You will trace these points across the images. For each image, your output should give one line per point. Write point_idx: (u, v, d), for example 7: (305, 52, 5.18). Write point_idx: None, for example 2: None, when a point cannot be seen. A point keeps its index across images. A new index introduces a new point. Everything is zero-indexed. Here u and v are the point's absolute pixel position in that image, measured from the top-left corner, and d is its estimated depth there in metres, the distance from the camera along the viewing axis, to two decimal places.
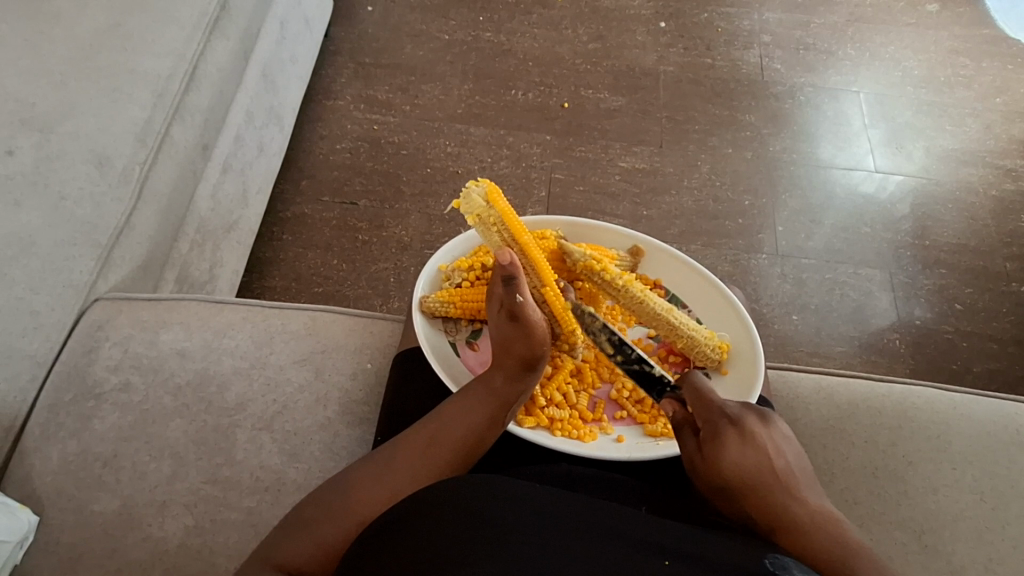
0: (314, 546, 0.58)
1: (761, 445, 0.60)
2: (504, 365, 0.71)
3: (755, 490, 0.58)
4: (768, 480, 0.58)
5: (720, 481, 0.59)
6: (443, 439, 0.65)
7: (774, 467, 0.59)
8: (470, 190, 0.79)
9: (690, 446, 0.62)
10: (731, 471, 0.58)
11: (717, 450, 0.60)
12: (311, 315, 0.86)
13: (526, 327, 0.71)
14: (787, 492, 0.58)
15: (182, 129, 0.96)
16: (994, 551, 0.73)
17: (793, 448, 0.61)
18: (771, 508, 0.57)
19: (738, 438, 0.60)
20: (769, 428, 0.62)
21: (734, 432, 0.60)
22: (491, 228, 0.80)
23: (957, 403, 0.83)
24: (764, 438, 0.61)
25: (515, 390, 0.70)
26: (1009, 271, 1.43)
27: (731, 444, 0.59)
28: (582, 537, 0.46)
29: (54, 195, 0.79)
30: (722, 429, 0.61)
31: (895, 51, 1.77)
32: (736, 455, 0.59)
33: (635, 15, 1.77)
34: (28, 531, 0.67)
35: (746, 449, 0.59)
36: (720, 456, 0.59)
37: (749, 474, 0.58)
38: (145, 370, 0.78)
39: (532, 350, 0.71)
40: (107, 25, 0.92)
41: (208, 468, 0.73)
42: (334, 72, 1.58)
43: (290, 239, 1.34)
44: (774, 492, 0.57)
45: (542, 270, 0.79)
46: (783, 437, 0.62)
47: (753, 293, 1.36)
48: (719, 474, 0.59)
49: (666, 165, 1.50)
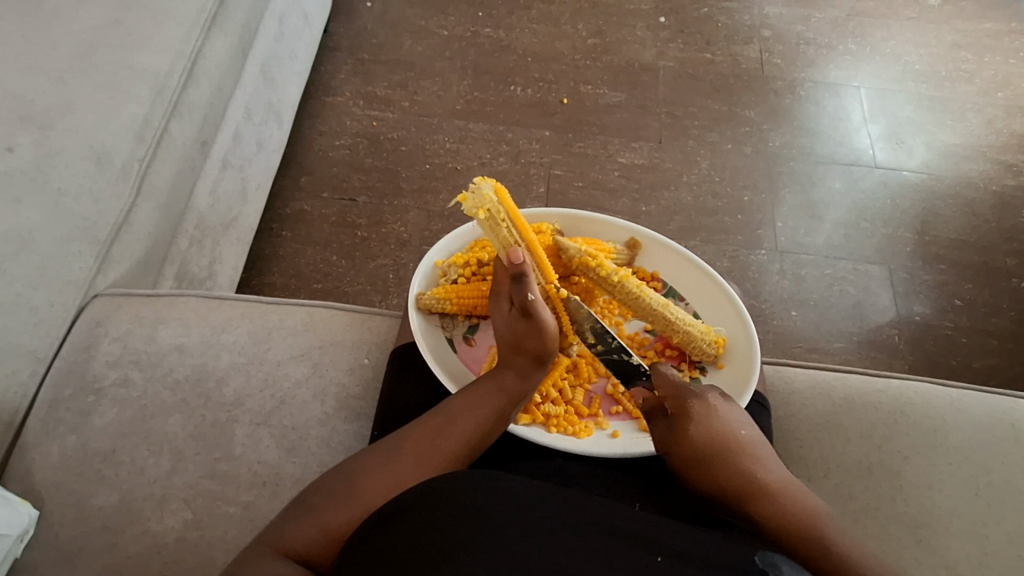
0: (319, 532, 0.59)
1: (725, 418, 0.66)
2: (516, 363, 0.71)
3: (724, 454, 0.64)
4: (731, 450, 0.64)
5: (691, 452, 0.64)
6: (453, 430, 0.65)
7: (737, 435, 0.65)
8: (480, 186, 0.75)
9: (662, 426, 0.68)
10: (701, 440, 0.65)
11: (685, 422, 0.66)
12: (309, 311, 0.87)
13: (538, 325, 0.71)
14: (751, 456, 0.64)
15: (181, 125, 0.96)
16: (987, 544, 0.74)
17: (749, 423, 0.68)
18: (741, 470, 0.62)
19: (705, 408, 0.67)
20: (730, 404, 0.69)
21: (703, 404, 0.67)
22: (500, 225, 0.76)
23: (953, 398, 0.83)
24: (725, 410, 0.68)
25: (524, 386, 0.70)
26: (1010, 266, 1.43)
27: (698, 420, 0.66)
28: (578, 532, 0.46)
29: (54, 191, 0.79)
30: (690, 402, 0.67)
31: (895, 45, 1.76)
32: (706, 425, 0.65)
33: (634, 10, 1.76)
34: (28, 525, 0.67)
35: (713, 418, 0.66)
36: (693, 427, 0.65)
37: (718, 438, 0.65)
38: (144, 365, 0.79)
39: (543, 347, 0.71)
40: (106, 22, 0.93)
41: (206, 463, 0.73)
42: (333, 68, 1.58)
43: (290, 236, 1.34)
44: (743, 457, 0.64)
45: (545, 266, 0.79)
46: (743, 417, 0.68)
47: (752, 290, 1.36)
48: (691, 445, 0.65)
49: (666, 160, 1.50)
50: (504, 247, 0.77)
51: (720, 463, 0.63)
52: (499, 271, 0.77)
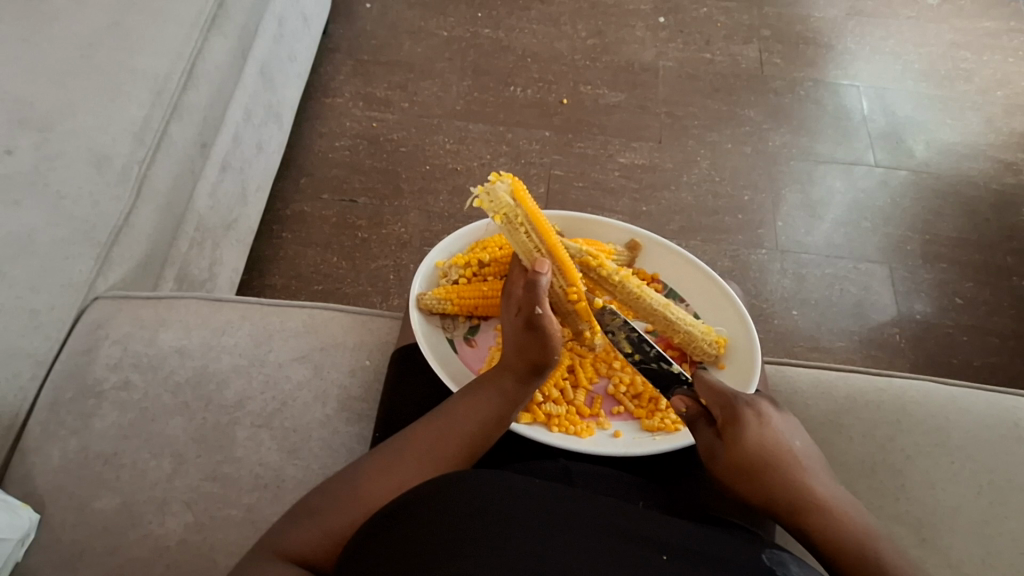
0: (320, 534, 0.59)
1: (776, 430, 0.63)
2: (514, 368, 0.68)
3: (776, 467, 0.61)
4: (786, 464, 0.61)
5: (744, 466, 0.61)
6: (453, 433, 0.65)
7: (789, 446, 0.63)
8: (495, 187, 0.76)
9: (709, 435, 0.64)
10: (757, 452, 0.61)
11: (738, 435, 0.62)
12: (310, 312, 0.86)
13: (541, 335, 0.68)
14: (802, 470, 0.62)
15: (180, 128, 0.96)
16: (990, 544, 0.74)
17: (798, 429, 0.65)
18: (790, 484, 0.61)
19: (757, 419, 0.63)
20: (779, 412, 0.65)
21: (755, 417, 0.63)
22: (518, 228, 0.76)
23: (955, 397, 0.83)
24: (775, 419, 0.64)
25: (523, 392, 0.69)
26: (1010, 265, 1.43)
27: (752, 431, 0.62)
28: (585, 531, 0.46)
29: (53, 194, 0.79)
30: (742, 412, 0.63)
31: (895, 45, 1.76)
32: (759, 438, 0.61)
33: (633, 10, 1.76)
34: (29, 529, 0.67)
35: (765, 429, 0.62)
36: (747, 439, 0.61)
37: (770, 450, 0.61)
38: (145, 368, 0.79)
39: (545, 355, 0.68)
40: (105, 25, 0.92)
41: (208, 466, 0.73)
42: (332, 69, 1.58)
43: (290, 237, 1.34)
44: (793, 470, 0.61)
45: (568, 270, 0.77)
46: (791, 425, 0.65)
47: (753, 289, 1.36)
48: (742, 458, 0.61)
49: (666, 160, 1.50)
50: (524, 252, 0.77)
51: (773, 476, 0.61)
52: (517, 275, 0.76)
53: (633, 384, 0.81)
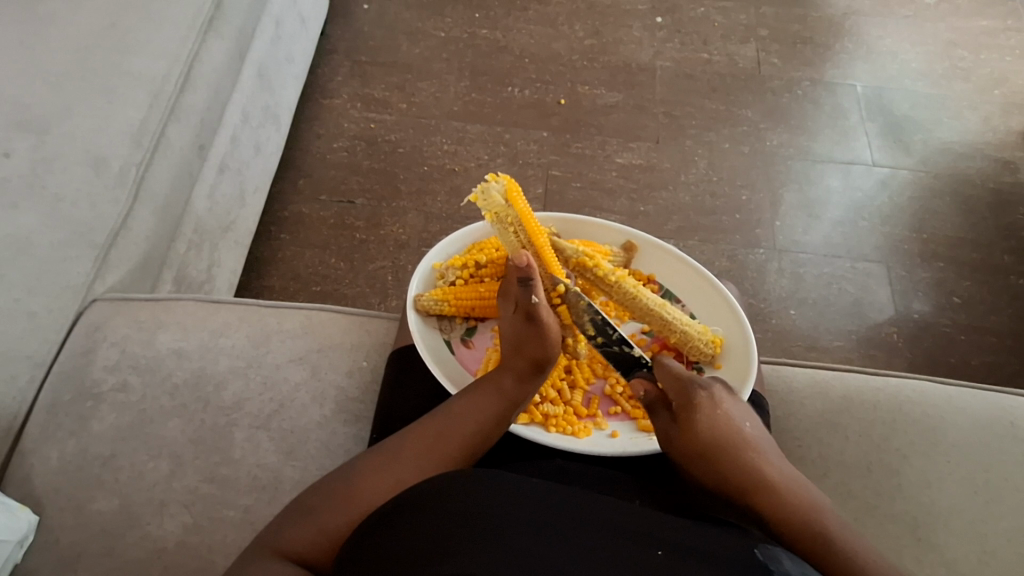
0: (318, 533, 0.59)
1: (729, 413, 0.66)
2: (515, 366, 0.70)
3: (728, 446, 0.63)
4: (738, 443, 0.64)
5: (696, 445, 0.64)
6: (451, 432, 0.65)
7: (741, 426, 0.65)
8: (489, 188, 0.76)
9: (665, 420, 0.67)
10: (707, 431, 0.64)
11: (691, 415, 0.65)
12: (308, 314, 0.87)
13: (540, 328, 0.71)
14: (756, 453, 0.64)
15: (178, 129, 0.96)
16: (986, 543, 0.74)
17: (753, 417, 0.68)
18: (743, 465, 0.62)
19: (710, 402, 0.66)
20: (734, 400, 0.68)
21: (707, 396, 0.66)
22: (508, 228, 0.78)
23: (952, 396, 0.83)
24: (728, 403, 0.67)
25: (522, 391, 0.69)
26: (1008, 263, 1.43)
27: (704, 410, 0.65)
28: (580, 528, 0.46)
29: (51, 197, 0.79)
30: (694, 391, 0.66)
31: (892, 44, 1.76)
32: (710, 420, 0.64)
33: (631, 11, 1.76)
34: (27, 530, 0.67)
35: (718, 412, 0.65)
36: (697, 418, 0.64)
37: (723, 430, 0.64)
38: (143, 370, 0.79)
39: (544, 352, 0.71)
40: (103, 27, 0.93)
41: (206, 467, 0.73)
42: (330, 71, 1.58)
43: (288, 238, 1.34)
44: (747, 451, 0.63)
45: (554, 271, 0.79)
46: (745, 410, 0.68)
47: (751, 289, 1.36)
48: (695, 438, 0.64)
49: (663, 160, 1.50)
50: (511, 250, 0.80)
51: (726, 454, 0.63)
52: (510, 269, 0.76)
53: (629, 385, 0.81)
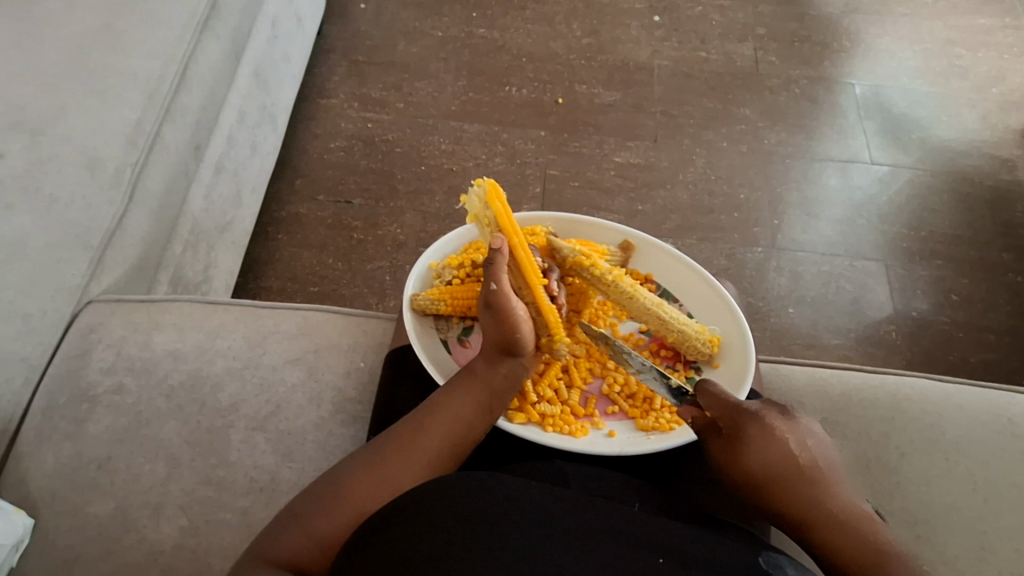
0: (308, 538, 0.58)
1: (786, 441, 0.60)
2: (483, 350, 0.71)
3: (782, 483, 0.59)
4: (795, 476, 0.59)
5: (747, 480, 0.60)
6: (433, 421, 0.65)
7: (802, 459, 0.60)
8: (469, 192, 0.77)
9: (717, 447, 0.62)
10: (757, 468, 0.59)
11: (741, 448, 0.60)
12: (304, 315, 0.86)
13: (500, 312, 0.70)
14: (817, 483, 0.59)
15: (174, 130, 0.96)
16: (986, 541, 0.74)
17: (815, 433, 0.62)
18: (800, 497, 0.58)
19: (762, 433, 0.60)
20: (792, 422, 0.62)
21: (756, 429, 0.60)
22: (487, 227, 0.78)
23: (950, 394, 0.83)
24: (789, 430, 0.61)
25: (495, 371, 0.69)
26: (1007, 261, 1.43)
27: (754, 443, 0.60)
28: (580, 535, 0.46)
29: (45, 198, 0.79)
30: (743, 422, 0.61)
31: (890, 42, 1.76)
32: (762, 453, 0.59)
33: (628, 10, 1.76)
34: (23, 534, 0.67)
35: (772, 443, 0.60)
36: (745, 454, 0.60)
37: (777, 466, 0.59)
38: (139, 371, 0.78)
39: (507, 334, 0.70)
40: (97, 27, 0.92)
41: (203, 469, 0.73)
42: (327, 70, 1.58)
43: (286, 239, 1.34)
44: (805, 483, 0.59)
45: (525, 273, 0.76)
46: (810, 431, 0.62)
47: (750, 288, 1.36)
48: (746, 474, 0.60)
49: (661, 159, 1.50)
50: None
51: (779, 492, 0.59)
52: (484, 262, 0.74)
53: (627, 384, 0.81)
